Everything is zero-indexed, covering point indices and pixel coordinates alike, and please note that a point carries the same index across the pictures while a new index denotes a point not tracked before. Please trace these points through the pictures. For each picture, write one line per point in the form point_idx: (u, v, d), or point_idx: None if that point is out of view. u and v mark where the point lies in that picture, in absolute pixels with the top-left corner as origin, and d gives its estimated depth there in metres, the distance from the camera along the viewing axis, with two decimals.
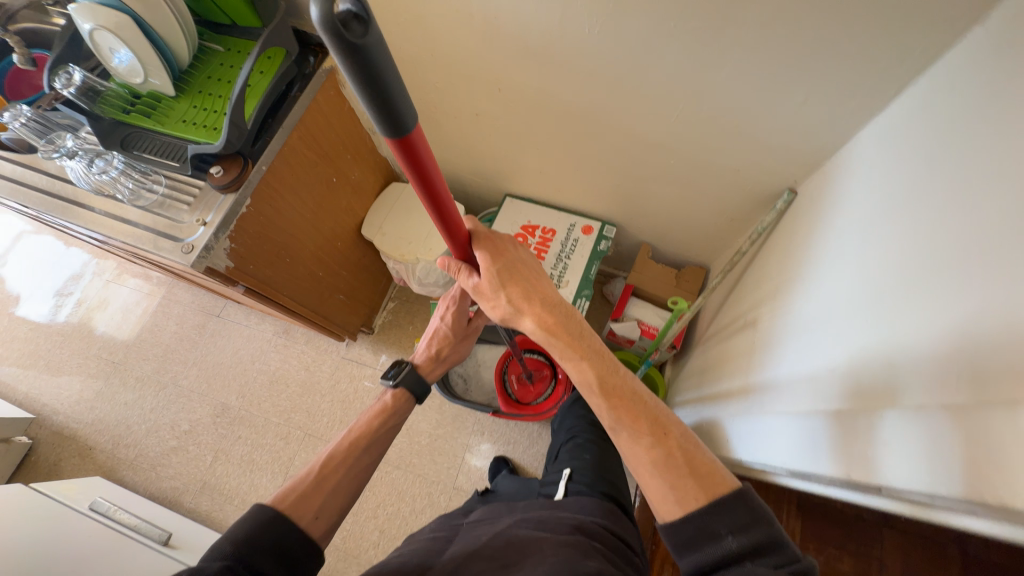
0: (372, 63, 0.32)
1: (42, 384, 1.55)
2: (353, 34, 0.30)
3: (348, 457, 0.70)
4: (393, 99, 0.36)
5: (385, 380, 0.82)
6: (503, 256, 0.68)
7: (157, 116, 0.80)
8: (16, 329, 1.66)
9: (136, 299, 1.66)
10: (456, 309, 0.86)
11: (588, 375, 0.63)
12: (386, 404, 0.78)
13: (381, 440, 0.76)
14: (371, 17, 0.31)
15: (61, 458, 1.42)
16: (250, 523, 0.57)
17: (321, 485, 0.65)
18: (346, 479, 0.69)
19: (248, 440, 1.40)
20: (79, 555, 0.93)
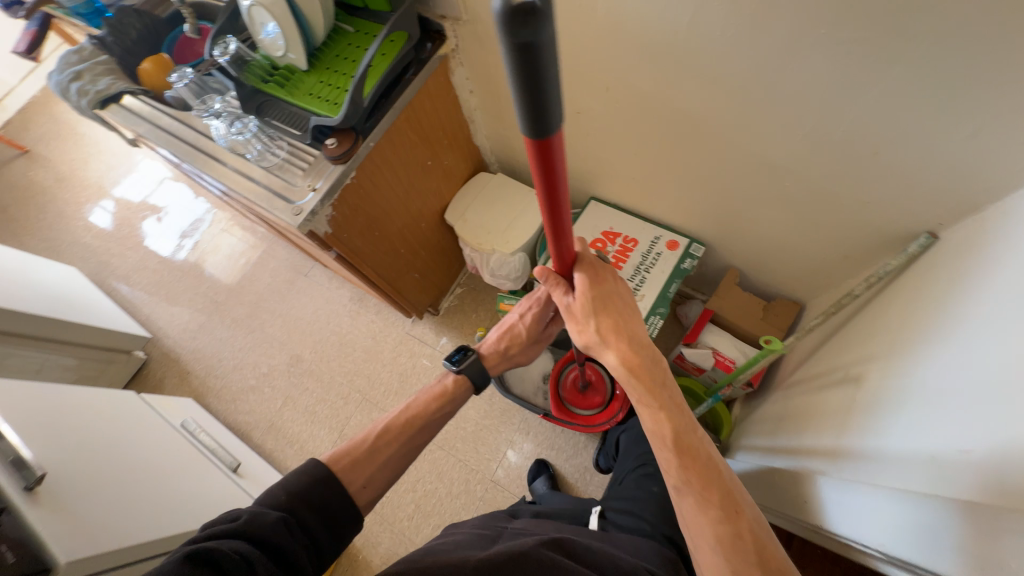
0: (535, 62, 0.32)
1: (160, 310, 1.80)
2: (525, 33, 0.30)
3: (402, 434, 0.76)
4: (543, 103, 0.35)
5: (448, 363, 0.85)
6: (602, 285, 0.65)
7: (289, 87, 0.88)
8: (147, 259, 1.93)
9: (242, 249, 1.86)
10: (538, 310, 0.85)
11: (665, 426, 0.61)
12: (445, 389, 0.81)
13: (433, 422, 0.80)
14: (550, 17, 0.30)
15: (165, 376, 1.64)
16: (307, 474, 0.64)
17: (371, 458, 0.71)
18: (395, 456, 0.74)
19: (313, 393, 1.51)
20: (168, 463, 1.07)
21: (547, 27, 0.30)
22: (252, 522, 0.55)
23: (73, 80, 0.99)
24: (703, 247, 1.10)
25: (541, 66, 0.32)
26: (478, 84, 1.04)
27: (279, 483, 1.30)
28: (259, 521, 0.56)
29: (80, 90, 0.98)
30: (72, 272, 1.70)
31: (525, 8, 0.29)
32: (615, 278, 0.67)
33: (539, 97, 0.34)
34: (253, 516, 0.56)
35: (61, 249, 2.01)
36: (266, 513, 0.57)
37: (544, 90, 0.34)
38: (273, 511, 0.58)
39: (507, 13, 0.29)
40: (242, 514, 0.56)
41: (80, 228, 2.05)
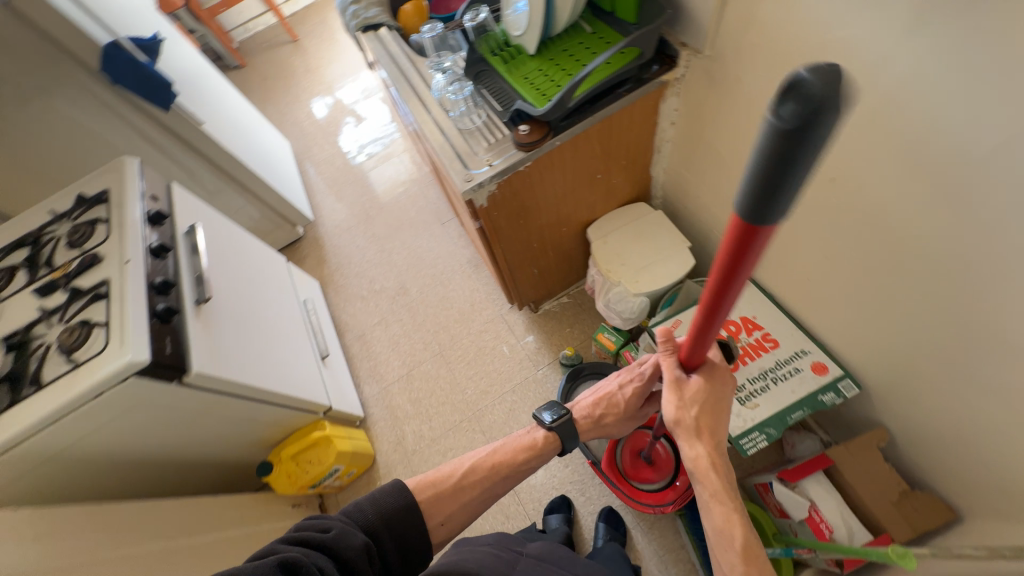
0: (796, 155, 0.28)
1: (326, 201, 2.10)
2: (806, 119, 0.26)
3: (485, 482, 0.84)
4: (777, 196, 0.30)
5: (539, 416, 0.90)
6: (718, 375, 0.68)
7: (510, 66, 0.92)
8: (335, 156, 2.26)
9: (404, 179, 2.07)
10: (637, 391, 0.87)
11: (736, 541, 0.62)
12: (535, 441, 0.88)
13: (516, 471, 0.86)
14: (837, 112, 0.26)
15: (307, 255, 1.93)
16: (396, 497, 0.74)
17: (452, 499, 0.80)
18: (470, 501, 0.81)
19: (404, 326, 1.65)
20: (283, 328, 1.27)
21: (831, 116, 0.26)
22: (337, 541, 0.63)
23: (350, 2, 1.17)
24: (857, 390, 0.91)
25: (801, 159, 0.28)
26: (685, 120, 0.98)
27: (347, 386, 1.47)
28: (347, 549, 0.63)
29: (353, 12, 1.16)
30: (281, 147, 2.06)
31: (819, 98, 0.25)
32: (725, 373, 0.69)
33: (772, 189, 0.30)
34: (340, 538, 0.63)
35: (284, 125, 2.45)
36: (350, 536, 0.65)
37: (788, 184, 0.29)
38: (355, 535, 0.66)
39: (792, 97, 0.26)
40: (332, 530, 0.64)
41: (302, 114, 2.48)
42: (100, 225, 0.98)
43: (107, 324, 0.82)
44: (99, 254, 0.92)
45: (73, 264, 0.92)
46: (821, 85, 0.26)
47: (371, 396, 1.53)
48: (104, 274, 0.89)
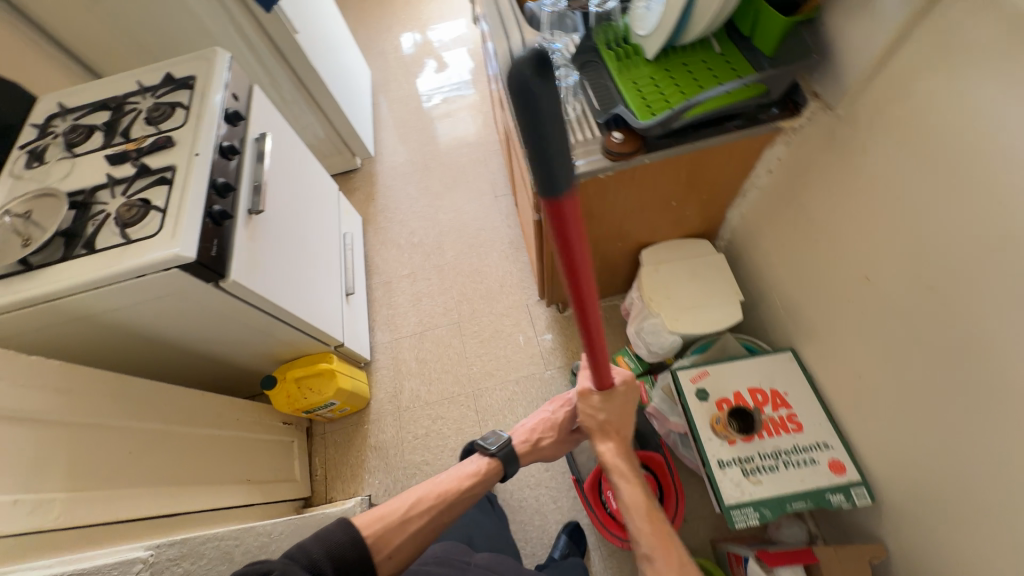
0: (541, 139, 0.30)
1: (390, 139, 2.08)
2: (531, 83, 0.28)
3: (431, 509, 0.93)
4: (549, 170, 0.32)
5: (483, 444, 1.07)
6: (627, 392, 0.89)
7: (622, 65, 0.87)
8: (410, 96, 2.22)
9: (471, 140, 2.02)
10: (568, 416, 1.09)
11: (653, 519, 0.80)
12: (480, 469, 1.02)
13: (461, 501, 0.97)
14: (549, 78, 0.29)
15: (358, 188, 1.93)
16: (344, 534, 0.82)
17: (401, 528, 0.89)
18: (425, 526, 0.92)
19: (430, 285, 1.65)
20: (319, 256, 1.28)
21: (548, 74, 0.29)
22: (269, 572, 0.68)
23: None
24: (869, 501, 0.87)
25: (544, 136, 0.30)
26: (788, 173, 0.91)
27: (362, 327, 1.49)
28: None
29: None
30: (360, 74, 2.03)
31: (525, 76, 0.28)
32: (630, 393, 0.90)
33: (548, 169, 0.32)
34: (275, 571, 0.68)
35: (370, 51, 2.42)
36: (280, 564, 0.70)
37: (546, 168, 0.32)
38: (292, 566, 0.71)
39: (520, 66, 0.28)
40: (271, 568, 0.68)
41: (390, 44, 2.43)
42: (180, 110, 0.99)
43: (164, 210, 0.83)
44: (172, 138, 0.93)
45: (147, 141, 0.94)
46: (542, 61, 0.29)
47: (381, 343, 1.55)
48: (172, 160, 0.90)
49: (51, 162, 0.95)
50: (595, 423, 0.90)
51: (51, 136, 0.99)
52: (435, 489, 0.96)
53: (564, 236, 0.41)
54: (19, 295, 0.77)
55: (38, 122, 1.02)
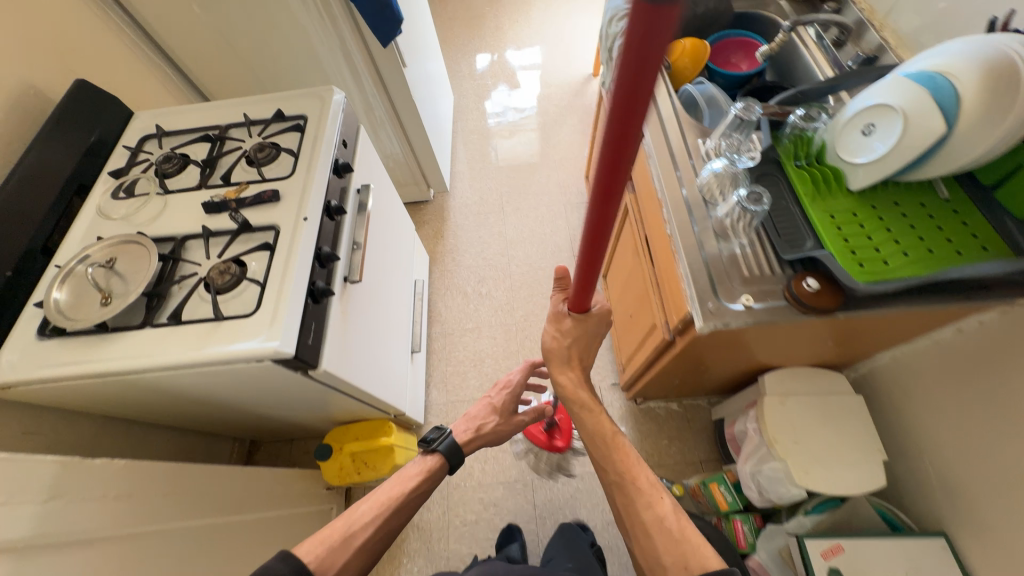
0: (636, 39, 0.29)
1: (465, 172, 1.96)
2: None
3: (380, 510, 0.91)
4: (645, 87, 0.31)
5: (425, 444, 1.04)
6: (599, 317, 0.87)
7: (817, 191, 0.73)
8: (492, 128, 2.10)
9: (551, 186, 1.88)
10: (505, 397, 1.15)
11: (625, 477, 0.84)
12: (428, 470, 1.00)
13: (410, 501, 0.97)
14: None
15: (428, 222, 1.82)
16: (282, 560, 0.72)
17: (346, 544, 0.83)
18: (383, 528, 0.90)
19: (495, 345, 1.52)
20: (394, 315, 1.16)
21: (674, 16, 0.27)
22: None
23: None
24: None
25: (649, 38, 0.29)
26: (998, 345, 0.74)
27: (420, 387, 1.36)
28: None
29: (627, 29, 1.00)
30: (445, 102, 1.93)
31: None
32: (594, 323, 0.88)
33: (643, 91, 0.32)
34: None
35: (454, 74, 2.32)
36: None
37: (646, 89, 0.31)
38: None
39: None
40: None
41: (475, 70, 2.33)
42: (287, 156, 0.88)
43: (263, 284, 0.72)
44: (279, 192, 0.82)
45: (250, 190, 0.84)
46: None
47: (436, 404, 1.43)
48: (276, 219, 0.80)
49: (141, 198, 0.84)
50: (565, 357, 0.92)
51: (142, 165, 0.89)
52: (374, 501, 0.92)
53: (617, 130, 0.36)
54: (92, 370, 0.66)
55: (132, 145, 0.93)
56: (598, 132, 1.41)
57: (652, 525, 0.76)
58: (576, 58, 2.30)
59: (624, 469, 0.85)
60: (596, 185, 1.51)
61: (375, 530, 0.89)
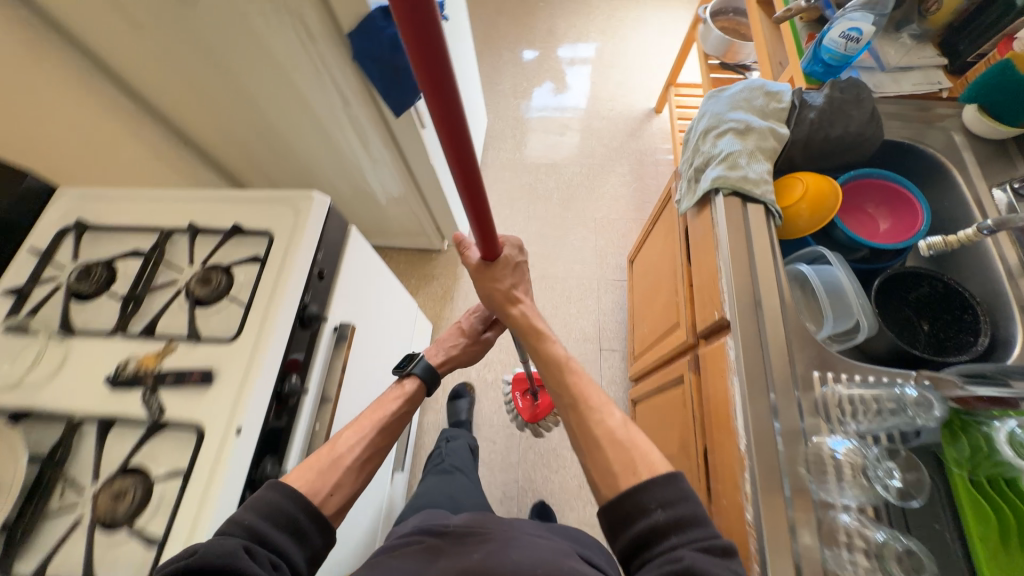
0: None
1: (489, 218, 1.66)
2: None
3: (364, 427, 0.69)
4: None
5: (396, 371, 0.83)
6: (508, 267, 0.76)
7: (993, 543, 0.53)
8: (527, 162, 1.77)
9: (587, 252, 1.59)
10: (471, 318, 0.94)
11: (591, 404, 0.64)
12: (405, 392, 0.78)
13: (396, 425, 0.74)
14: None
15: (437, 279, 1.57)
16: (275, 487, 0.55)
17: (335, 463, 0.62)
18: (364, 475, 0.66)
19: (492, 453, 1.31)
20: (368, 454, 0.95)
21: None
22: (208, 552, 0.45)
23: (733, 131, 0.73)
24: None
25: None
26: None
27: (398, 505, 1.17)
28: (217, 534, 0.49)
29: (728, 154, 0.71)
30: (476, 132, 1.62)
31: None
32: (511, 267, 0.77)
33: None
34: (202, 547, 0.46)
35: (493, 84, 1.97)
36: (226, 544, 0.47)
37: None
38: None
39: None
40: (200, 549, 0.45)
41: (518, 82, 1.97)
42: (238, 304, 0.65)
43: (161, 546, 0.51)
44: (211, 370, 0.60)
45: (174, 358, 0.61)
46: None
47: None
48: (201, 415, 0.58)
49: (29, 346, 0.62)
50: (501, 295, 0.77)
51: (46, 287, 0.67)
52: (355, 424, 0.68)
53: (416, 42, 0.32)
54: None
55: (40, 248, 0.70)
56: (655, 232, 1.12)
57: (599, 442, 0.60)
58: (638, 86, 1.93)
59: (575, 379, 0.68)
60: (640, 286, 1.23)
61: (363, 440, 0.68)
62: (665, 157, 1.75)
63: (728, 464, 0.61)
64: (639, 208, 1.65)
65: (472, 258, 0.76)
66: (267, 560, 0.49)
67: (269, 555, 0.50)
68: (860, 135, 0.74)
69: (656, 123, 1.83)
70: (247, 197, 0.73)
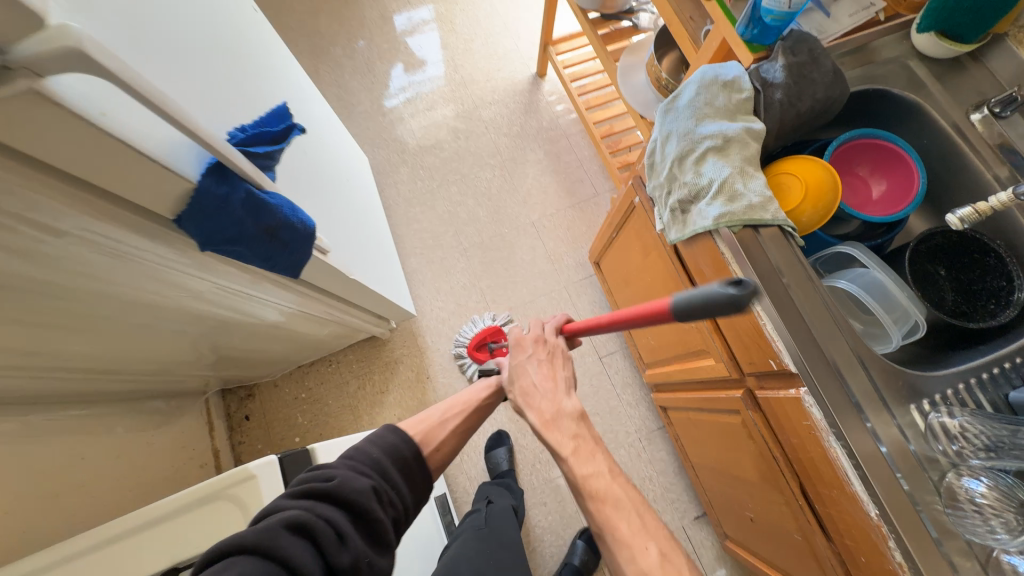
0: None
1: (423, 268, 1.44)
2: None
3: (464, 409, 0.72)
4: None
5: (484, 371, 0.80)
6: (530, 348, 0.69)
7: None
8: (433, 185, 1.52)
9: (542, 261, 1.44)
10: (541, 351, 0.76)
11: (607, 496, 0.59)
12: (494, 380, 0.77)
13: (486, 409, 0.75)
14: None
15: (400, 362, 1.35)
16: (397, 433, 0.61)
17: (440, 424, 0.68)
18: (461, 432, 0.70)
19: (547, 516, 1.22)
20: None
21: None
22: (343, 491, 0.50)
23: (713, 150, 0.61)
24: None
25: None
26: None
27: None
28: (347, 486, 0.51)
29: (722, 183, 0.60)
30: (367, 184, 1.33)
31: None
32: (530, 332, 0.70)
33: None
34: (342, 481, 0.51)
35: (350, 109, 1.63)
36: (358, 482, 0.52)
37: None
38: (393, 512, 0.55)
39: None
40: (336, 479, 0.51)
41: (378, 95, 1.65)
42: None
43: None
44: None
45: None
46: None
47: None
48: None
49: None
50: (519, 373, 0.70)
51: None
52: (450, 403, 0.72)
53: None
54: None
55: None
56: (624, 242, 1.01)
57: (620, 566, 0.55)
58: (508, 50, 1.69)
59: (590, 483, 0.61)
60: (622, 295, 1.13)
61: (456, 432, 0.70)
62: (571, 123, 1.60)
63: (858, 526, 0.56)
64: (572, 191, 1.51)
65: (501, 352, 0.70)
66: (386, 497, 0.55)
67: (389, 493, 0.55)
68: (828, 101, 0.65)
69: (545, 88, 1.64)
70: (151, 524, 0.49)
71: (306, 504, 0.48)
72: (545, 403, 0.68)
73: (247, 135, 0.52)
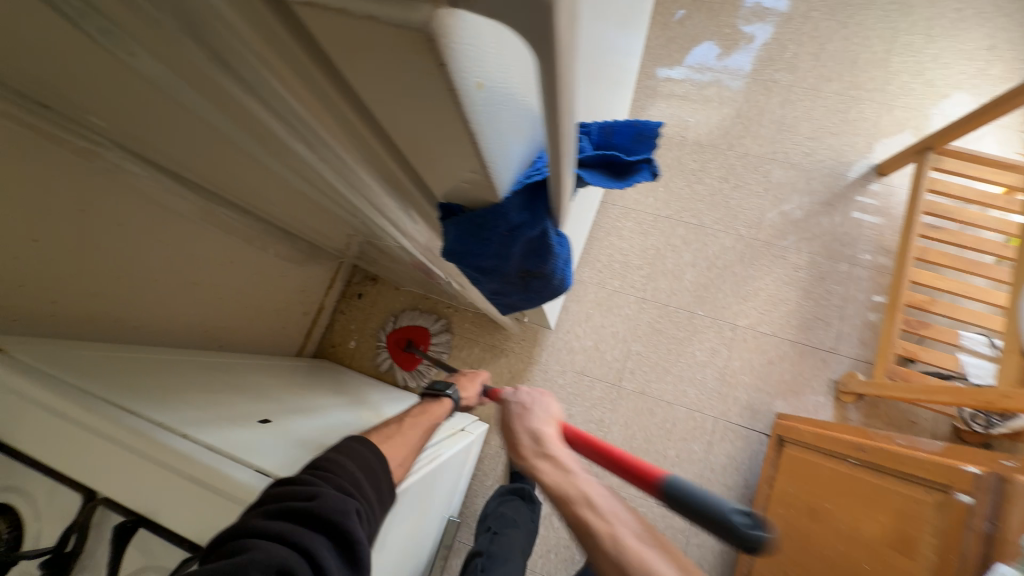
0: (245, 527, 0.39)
1: (589, 286, 1.24)
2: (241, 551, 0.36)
3: (423, 421, 0.61)
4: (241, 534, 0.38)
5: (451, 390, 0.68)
6: (518, 415, 0.58)
7: None
8: (662, 215, 1.26)
9: (712, 373, 1.15)
10: (472, 383, 0.74)
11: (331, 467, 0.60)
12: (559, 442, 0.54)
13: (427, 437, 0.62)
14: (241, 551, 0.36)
15: (506, 357, 1.23)
16: (371, 444, 0.50)
17: (421, 422, 0.61)
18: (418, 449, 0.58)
19: None
20: None
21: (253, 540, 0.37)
22: (326, 510, 0.40)
23: None
24: None
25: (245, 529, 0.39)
26: None
27: None
28: (326, 506, 0.41)
29: None
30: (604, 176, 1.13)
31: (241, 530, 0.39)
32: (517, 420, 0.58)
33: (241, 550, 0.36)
34: (319, 504, 0.41)
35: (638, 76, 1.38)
36: (342, 500, 0.42)
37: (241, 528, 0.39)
38: (370, 535, 0.44)
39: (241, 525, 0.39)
40: (320, 496, 0.41)
41: (676, 79, 1.36)
42: None
43: None
44: None
45: None
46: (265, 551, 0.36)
47: None
48: None
49: None
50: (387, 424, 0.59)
51: None
52: (423, 415, 0.63)
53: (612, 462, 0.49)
54: None
55: None
56: (859, 490, 0.70)
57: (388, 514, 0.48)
58: (861, 118, 1.27)
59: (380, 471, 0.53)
60: (790, 514, 0.83)
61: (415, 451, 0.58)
62: (866, 252, 1.18)
63: None
64: (805, 327, 1.16)
65: (528, 424, 0.57)
66: (368, 519, 0.44)
67: (369, 513, 0.45)
68: None
69: (871, 190, 1.22)
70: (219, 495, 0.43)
71: (286, 530, 0.38)
72: (523, 432, 0.56)
73: (591, 151, 0.36)
